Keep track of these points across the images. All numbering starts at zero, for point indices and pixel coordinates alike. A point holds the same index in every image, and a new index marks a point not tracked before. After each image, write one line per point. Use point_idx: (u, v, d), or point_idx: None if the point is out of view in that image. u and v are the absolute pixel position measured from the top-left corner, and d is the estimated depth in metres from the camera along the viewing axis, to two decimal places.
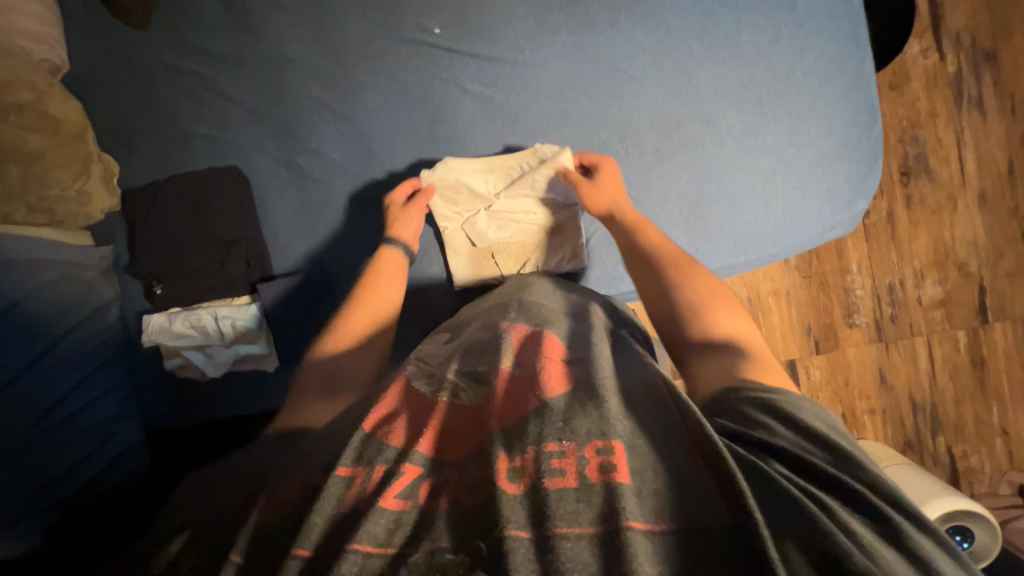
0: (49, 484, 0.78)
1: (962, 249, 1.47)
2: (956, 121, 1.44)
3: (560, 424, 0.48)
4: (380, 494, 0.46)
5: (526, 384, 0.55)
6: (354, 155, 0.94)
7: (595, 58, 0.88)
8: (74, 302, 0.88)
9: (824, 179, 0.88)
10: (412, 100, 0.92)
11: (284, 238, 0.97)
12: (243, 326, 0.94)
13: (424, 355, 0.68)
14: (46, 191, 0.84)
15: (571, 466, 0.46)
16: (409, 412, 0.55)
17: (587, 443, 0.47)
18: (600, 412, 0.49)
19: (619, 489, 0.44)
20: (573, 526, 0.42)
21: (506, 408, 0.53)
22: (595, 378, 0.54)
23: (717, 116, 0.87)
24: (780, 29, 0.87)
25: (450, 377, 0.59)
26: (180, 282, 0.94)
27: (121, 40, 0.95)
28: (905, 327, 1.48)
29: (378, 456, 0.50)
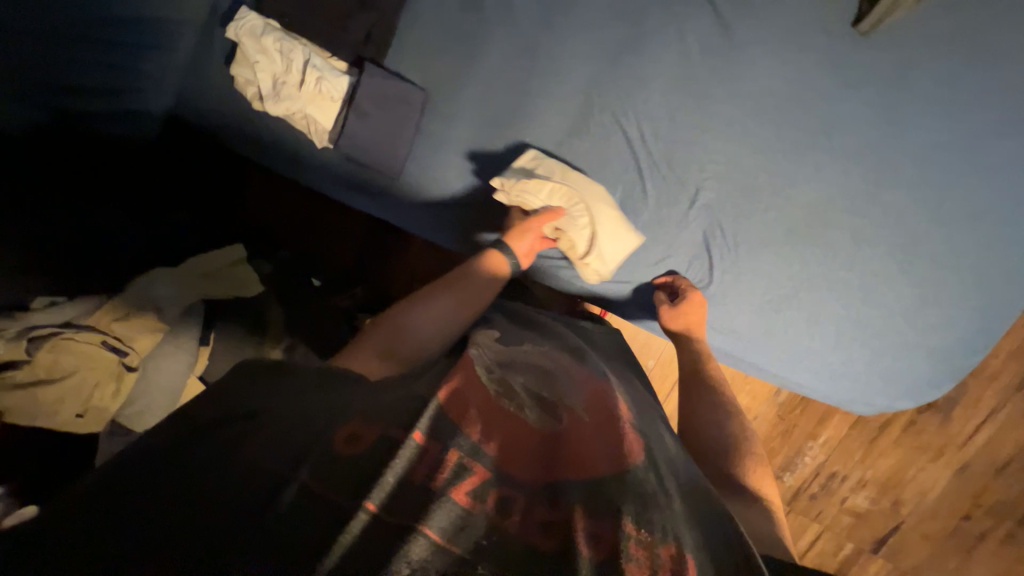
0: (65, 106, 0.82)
1: (910, 491, 1.53)
2: (1007, 397, 1.42)
3: (636, 506, 0.47)
4: (450, 483, 0.45)
5: (597, 441, 0.57)
6: (532, 19, 0.82)
7: (821, 103, 0.74)
8: None
9: (903, 363, 0.78)
10: (627, 9, 0.78)
11: (415, 43, 0.88)
12: (322, 94, 0.86)
13: (486, 346, 0.72)
14: None
15: (647, 560, 0.42)
16: (481, 406, 0.56)
17: (664, 541, 0.43)
18: (669, 508, 0.48)
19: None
20: None
21: (579, 458, 0.54)
22: (660, 465, 0.56)
23: (868, 238, 0.75)
24: (998, 206, 0.73)
25: (516, 394, 0.62)
26: (298, 11, 0.85)
27: None
28: (813, 509, 1.60)
29: (449, 437, 0.50)
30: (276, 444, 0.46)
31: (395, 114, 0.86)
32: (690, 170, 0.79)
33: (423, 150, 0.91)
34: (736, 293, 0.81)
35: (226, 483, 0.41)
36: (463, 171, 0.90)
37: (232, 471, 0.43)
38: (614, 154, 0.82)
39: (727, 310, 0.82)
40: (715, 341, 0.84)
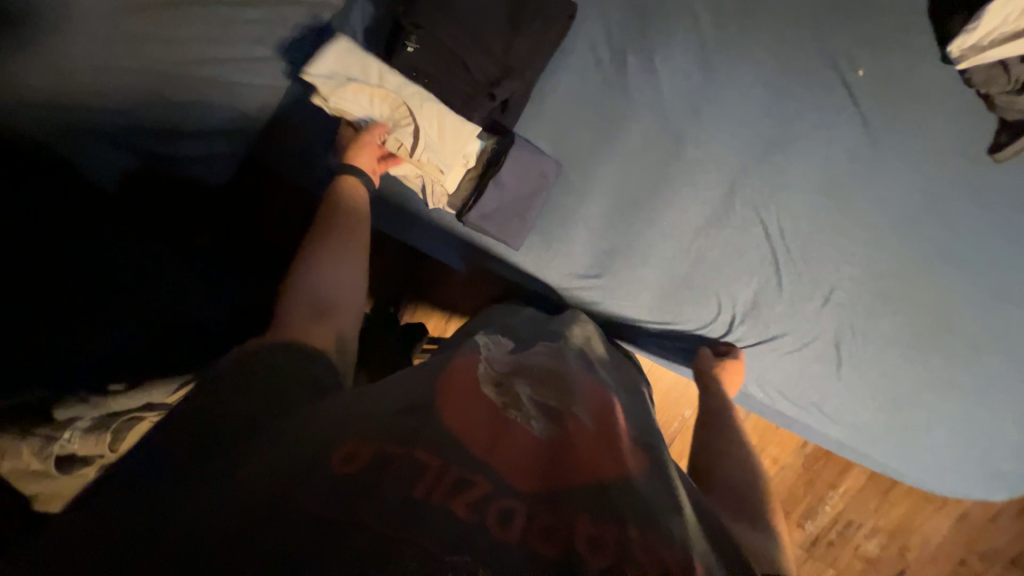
0: (146, 134, 0.72)
1: (917, 538, 1.40)
2: None
3: (643, 518, 0.38)
4: (407, 484, 0.37)
5: (601, 441, 0.46)
6: (681, 103, 0.82)
7: (952, 216, 0.79)
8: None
9: (1005, 462, 0.84)
10: (777, 106, 0.81)
11: (551, 112, 0.85)
12: (459, 150, 0.77)
13: (495, 355, 0.60)
14: None
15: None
16: (478, 411, 0.46)
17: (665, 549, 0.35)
18: (680, 517, 0.40)
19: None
20: None
21: (586, 459, 0.43)
22: (666, 472, 0.47)
23: (985, 348, 0.80)
24: None
25: (518, 400, 0.51)
26: (431, 55, 0.77)
27: None
28: (832, 555, 1.41)
29: (425, 434, 0.41)
30: (270, 460, 0.39)
31: (530, 188, 0.83)
32: (829, 270, 0.81)
33: (549, 222, 0.86)
34: (862, 390, 0.83)
35: (227, 497, 0.36)
36: (591, 248, 0.86)
37: (215, 501, 0.36)
38: (755, 246, 0.82)
39: (852, 405, 0.84)
40: (833, 433, 0.87)
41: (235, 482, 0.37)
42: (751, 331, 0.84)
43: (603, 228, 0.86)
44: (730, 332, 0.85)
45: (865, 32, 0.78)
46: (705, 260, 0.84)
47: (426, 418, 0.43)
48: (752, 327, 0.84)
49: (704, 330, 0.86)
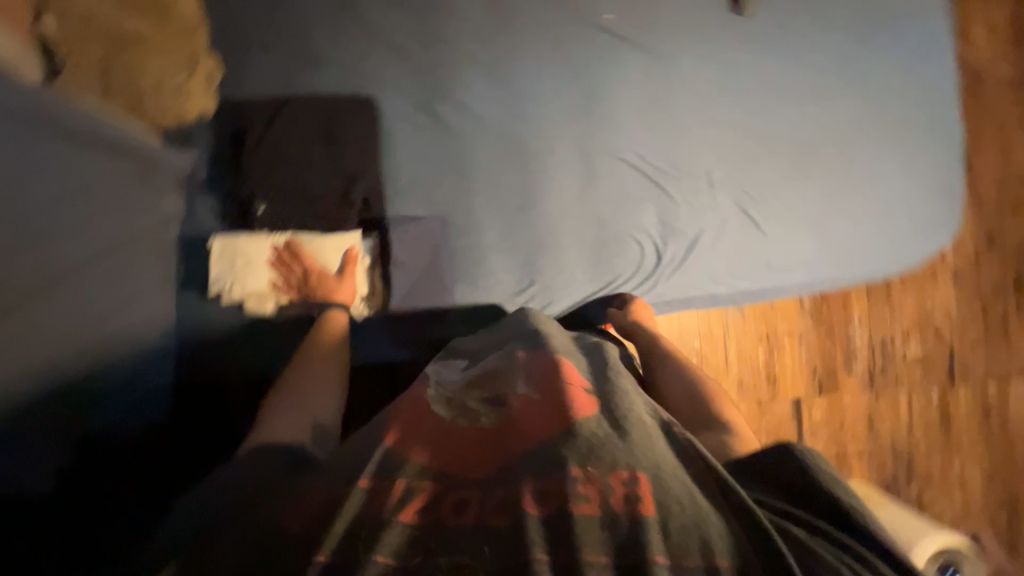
0: (67, 418, 0.69)
1: None
2: None
3: (586, 452, 0.53)
4: (399, 508, 0.51)
5: (551, 407, 0.60)
6: (504, 115, 0.92)
7: (748, 71, 0.92)
8: (139, 210, 0.83)
9: (923, 213, 0.94)
10: (573, 73, 0.92)
11: (408, 183, 0.91)
12: (346, 257, 0.87)
13: (447, 382, 0.73)
14: (142, 81, 0.85)
15: (596, 493, 0.50)
16: (428, 434, 0.60)
17: (613, 471, 0.52)
18: (625, 444, 0.55)
19: (642, 520, 0.48)
20: (598, 555, 0.46)
21: (526, 427, 0.58)
22: (613, 410, 0.61)
23: (845, 142, 0.92)
24: (903, 80, 0.94)
25: (473, 404, 0.66)
26: (287, 204, 0.86)
27: None
28: None
29: (400, 471, 0.55)
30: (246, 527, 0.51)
31: (428, 249, 0.89)
32: (695, 163, 0.91)
33: (466, 268, 0.90)
34: (789, 232, 0.91)
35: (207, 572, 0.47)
36: (512, 264, 0.91)
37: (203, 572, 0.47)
38: (633, 180, 0.91)
39: (793, 248, 0.91)
40: (798, 279, 0.93)
41: (220, 553, 0.49)
42: (675, 244, 0.91)
43: (511, 245, 0.91)
44: (661, 256, 0.91)
45: None
46: (605, 217, 0.91)
47: (394, 458, 0.56)
48: (675, 241, 0.91)
49: (642, 267, 0.92)
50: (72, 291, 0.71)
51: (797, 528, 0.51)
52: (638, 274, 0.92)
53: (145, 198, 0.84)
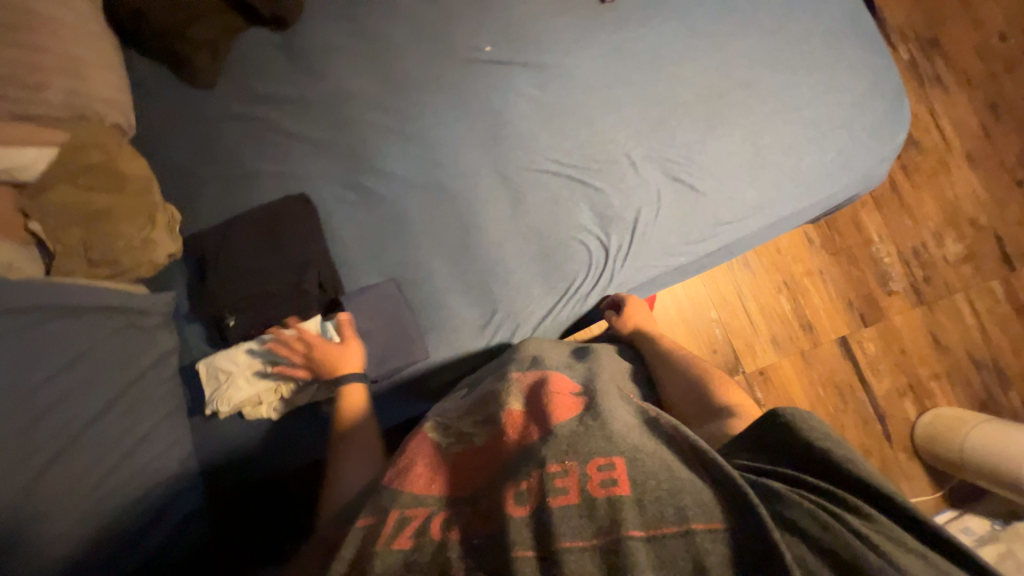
0: (117, 554, 0.79)
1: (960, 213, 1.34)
2: (924, 97, 1.64)
3: (564, 450, 0.58)
4: (396, 536, 0.54)
5: (533, 419, 0.66)
6: (420, 168, 0.97)
7: (634, 47, 0.92)
8: (134, 353, 0.92)
9: (869, 117, 0.86)
10: (471, 110, 0.96)
11: (356, 257, 0.97)
12: (316, 346, 0.92)
13: (444, 413, 0.78)
14: (114, 244, 0.93)
15: (574, 483, 0.55)
16: (426, 462, 0.65)
17: (590, 461, 0.57)
18: (605, 435, 0.60)
19: (618, 501, 0.52)
20: (576, 539, 0.50)
21: (513, 439, 0.64)
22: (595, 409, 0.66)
23: (754, 79, 0.89)
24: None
25: (468, 430, 0.71)
26: (253, 311, 0.93)
27: (191, 100, 1.03)
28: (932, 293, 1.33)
29: (395, 501, 0.58)
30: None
31: (388, 312, 0.93)
32: (610, 150, 0.92)
33: (427, 318, 0.94)
34: (726, 184, 0.88)
35: None
36: (469, 301, 0.94)
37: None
38: (556, 185, 0.92)
39: (735, 197, 0.88)
40: (753, 225, 0.89)
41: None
42: (616, 231, 0.90)
43: (463, 283, 0.95)
44: (606, 246, 0.91)
45: (466, 25, 0.96)
46: (540, 229, 0.92)
47: (389, 492, 0.60)
48: (616, 229, 0.90)
49: (592, 263, 0.91)
50: (88, 448, 0.80)
51: (782, 486, 0.53)
52: (591, 271, 0.91)
53: (140, 341, 0.94)
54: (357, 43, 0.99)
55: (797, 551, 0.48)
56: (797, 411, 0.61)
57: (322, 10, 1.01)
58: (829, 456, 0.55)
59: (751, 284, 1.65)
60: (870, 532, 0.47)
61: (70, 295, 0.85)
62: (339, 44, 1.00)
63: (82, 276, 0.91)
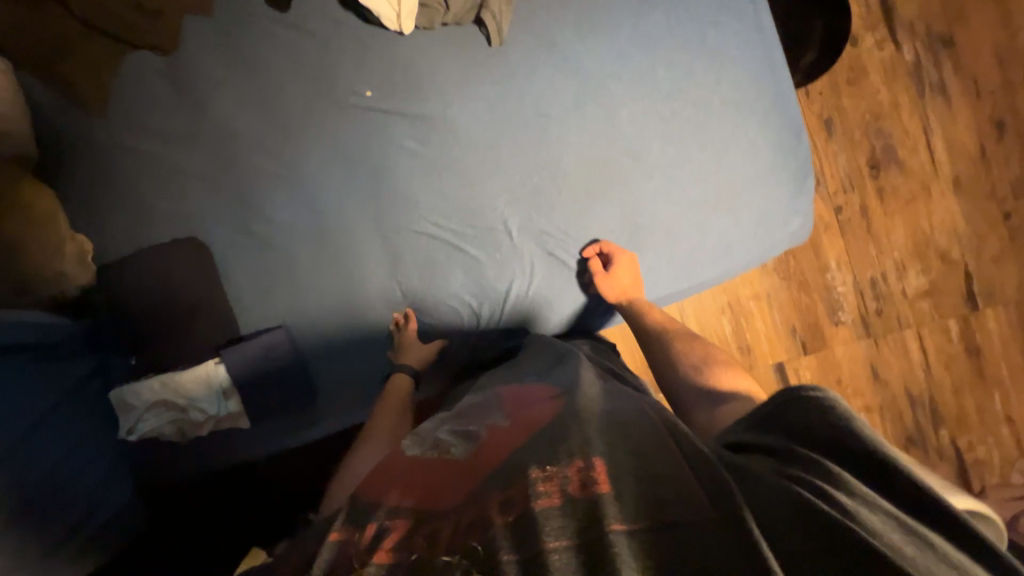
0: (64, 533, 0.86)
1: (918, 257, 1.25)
2: (920, 110, 1.45)
3: (544, 456, 0.54)
4: (370, 552, 0.48)
5: (519, 430, 0.64)
6: (306, 217, 0.97)
7: (521, 102, 0.85)
8: (57, 379, 0.95)
9: (756, 202, 0.81)
10: (354, 159, 0.93)
11: (249, 301, 1.01)
12: (209, 387, 0.99)
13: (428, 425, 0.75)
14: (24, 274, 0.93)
15: (554, 485, 0.50)
16: (404, 470, 0.61)
17: (571, 463, 0.52)
18: (585, 439, 0.56)
19: (600, 496, 0.48)
20: (560, 539, 0.45)
21: (495, 448, 0.61)
22: (575, 411, 0.63)
23: (642, 149, 0.82)
24: (700, 50, 0.79)
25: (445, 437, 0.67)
26: (157, 349, 1.01)
27: (83, 127, 1.01)
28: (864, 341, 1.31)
29: (370, 516, 0.53)
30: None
31: (273, 361, 0.99)
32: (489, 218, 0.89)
33: (318, 361, 1.03)
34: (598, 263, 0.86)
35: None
36: (355, 347, 1.02)
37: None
38: (432, 247, 0.91)
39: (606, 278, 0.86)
40: None
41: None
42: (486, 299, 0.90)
43: (357, 331, 1.02)
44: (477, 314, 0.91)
45: (348, 66, 0.90)
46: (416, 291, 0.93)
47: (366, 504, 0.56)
48: (490, 299, 0.90)
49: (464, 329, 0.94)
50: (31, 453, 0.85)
51: (795, 473, 0.48)
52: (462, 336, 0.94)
53: (59, 367, 0.96)
54: (240, 78, 0.95)
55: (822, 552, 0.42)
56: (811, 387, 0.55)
57: (205, 39, 0.95)
58: (827, 430, 0.50)
59: (694, 303, 1.55)
60: (866, 510, 0.44)
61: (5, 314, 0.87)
62: (222, 78, 0.95)
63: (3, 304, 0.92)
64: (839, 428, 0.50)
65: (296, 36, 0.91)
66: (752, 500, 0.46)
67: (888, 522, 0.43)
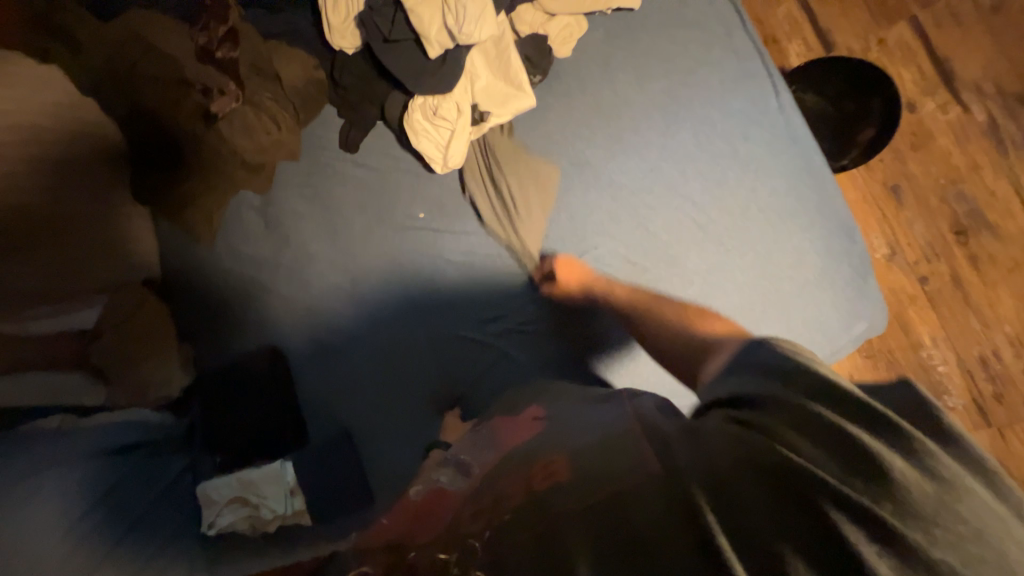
0: None
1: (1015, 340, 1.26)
2: (1006, 170, 1.32)
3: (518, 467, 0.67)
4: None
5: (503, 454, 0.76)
6: (366, 325, 1.07)
7: (557, 218, 0.90)
8: (154, 477, 1.06)
9: (809, 307, 0.76)
10: (407, 275, 1.03)
11: (316, 404, 1.11)
12: (280, 487, 1.06)
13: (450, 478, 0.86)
14: (139, 376, 1.12)
15: (516, 485, 0.62)
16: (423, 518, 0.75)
17: (530, 465, 0.65)
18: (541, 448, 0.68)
19: (550, 482, 0.57)
20: (510, 516, 0.55)
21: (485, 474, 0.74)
22: (543, 432, 0.75)
23: (679, 256, 0.81)
24: (732, 162, 0.81)
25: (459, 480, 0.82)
26: (239, 448, 1.12)
27: (189, 256, 1.19)
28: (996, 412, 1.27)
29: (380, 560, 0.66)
30: None
31: (341, 460, 1.08)
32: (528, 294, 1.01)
33: (376, 459, 1.09)
34: None
35: None
36: (411, 446, 1.06)
37: None
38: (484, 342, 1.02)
39: None
40: None
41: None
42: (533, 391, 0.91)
43: (409, 430, 1.07)
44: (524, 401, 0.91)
45: (404, 194, 1.03)
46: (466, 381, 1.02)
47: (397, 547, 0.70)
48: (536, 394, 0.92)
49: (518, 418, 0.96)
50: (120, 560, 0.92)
51: (770, 422, 0.50)
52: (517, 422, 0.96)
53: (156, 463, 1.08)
54: (317, 209, 1.10)
55: (790, 511, 0.43)
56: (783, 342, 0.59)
57: (289, 179, 1.13)
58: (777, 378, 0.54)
59: None
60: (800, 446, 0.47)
61: (110, 421, 1.05)
62: (302, 210, 1.12)
63: (120, 406, 1.10)
64: (812, 377, 0.53)
65: (362, 171, 1.06)
66: (703, 450, 0.50)
67: (845, 465, 0.45)
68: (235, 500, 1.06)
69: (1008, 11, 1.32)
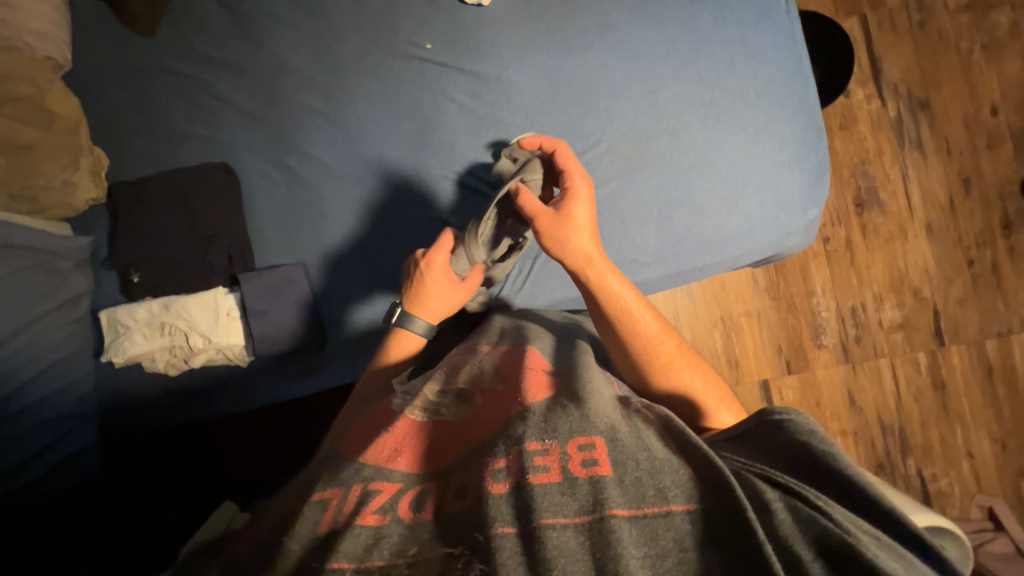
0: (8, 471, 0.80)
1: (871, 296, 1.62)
2: (901, 161, 1.61)
3: (544, 427, 0.57)
4: (357, 513, 0.52)
5: (508, 395, 0.66)
6: (345, 157, 0.98)
7: (572, 74, 0.91)
8: (43, 293, 0.90)
9: (779, 186, 0.88)
10: (402, 109, 0.96)
11: (269, 236, 1.00)
12: (216, 315, 0.94)
13: (412, 390, 0.75)
14: (31, 181, 0.87)
15: (554, 461, 0.53)
16: (396, 434, 0.63)
17: (570, 440, 0.55)
18: (583, 413, 0.59)
19: (600, 480, 0.51)
20: (558, 517, 0.48)
21: (490, 416, 0.64)
22: (575, 386, 0.65)
23: (681, 128, 0.88)
24: (738, 49, 0.89)
25: (431, 399, 0.70)
26: (158, 272, 0.96)
27: (128, 44, 1.00)
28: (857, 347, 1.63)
29: (356, 477, 0.56)
30: (247, 550, 0.54)
31: (288, 294, 0.96)
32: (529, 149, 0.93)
33: (332, 304, 0.99)
34: (632, 227, 0.89)
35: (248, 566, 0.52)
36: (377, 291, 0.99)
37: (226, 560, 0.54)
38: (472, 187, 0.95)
39: (640, 242, 0.89)
40: (654, 272, 0.90)
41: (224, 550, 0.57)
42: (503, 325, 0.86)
43: (371, 284, 0.99)
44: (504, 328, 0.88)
45: (412, 19, 0.95)
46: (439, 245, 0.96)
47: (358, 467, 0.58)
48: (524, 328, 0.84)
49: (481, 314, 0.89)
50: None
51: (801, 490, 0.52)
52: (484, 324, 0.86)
53: (52, 281, 0.91)
54: (303, 17, 0.98)
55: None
56: (786, 412, 0.62)
57: None
58: (795, 450, 0.58)
59: (690, 314, 1.61)
60: (845, 518, 0.50)
61: None
62: (284, 15, 0.98)
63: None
64: (810, 447, 0.57)
65: None
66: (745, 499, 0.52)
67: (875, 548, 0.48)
68: (161, 329, 0.93)
69: (929, 30, 1.60)
